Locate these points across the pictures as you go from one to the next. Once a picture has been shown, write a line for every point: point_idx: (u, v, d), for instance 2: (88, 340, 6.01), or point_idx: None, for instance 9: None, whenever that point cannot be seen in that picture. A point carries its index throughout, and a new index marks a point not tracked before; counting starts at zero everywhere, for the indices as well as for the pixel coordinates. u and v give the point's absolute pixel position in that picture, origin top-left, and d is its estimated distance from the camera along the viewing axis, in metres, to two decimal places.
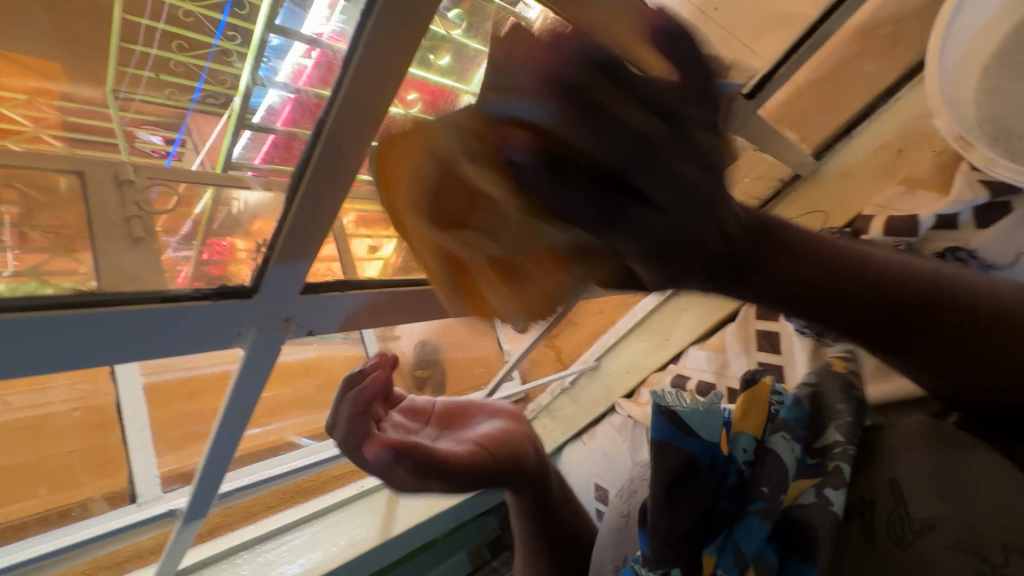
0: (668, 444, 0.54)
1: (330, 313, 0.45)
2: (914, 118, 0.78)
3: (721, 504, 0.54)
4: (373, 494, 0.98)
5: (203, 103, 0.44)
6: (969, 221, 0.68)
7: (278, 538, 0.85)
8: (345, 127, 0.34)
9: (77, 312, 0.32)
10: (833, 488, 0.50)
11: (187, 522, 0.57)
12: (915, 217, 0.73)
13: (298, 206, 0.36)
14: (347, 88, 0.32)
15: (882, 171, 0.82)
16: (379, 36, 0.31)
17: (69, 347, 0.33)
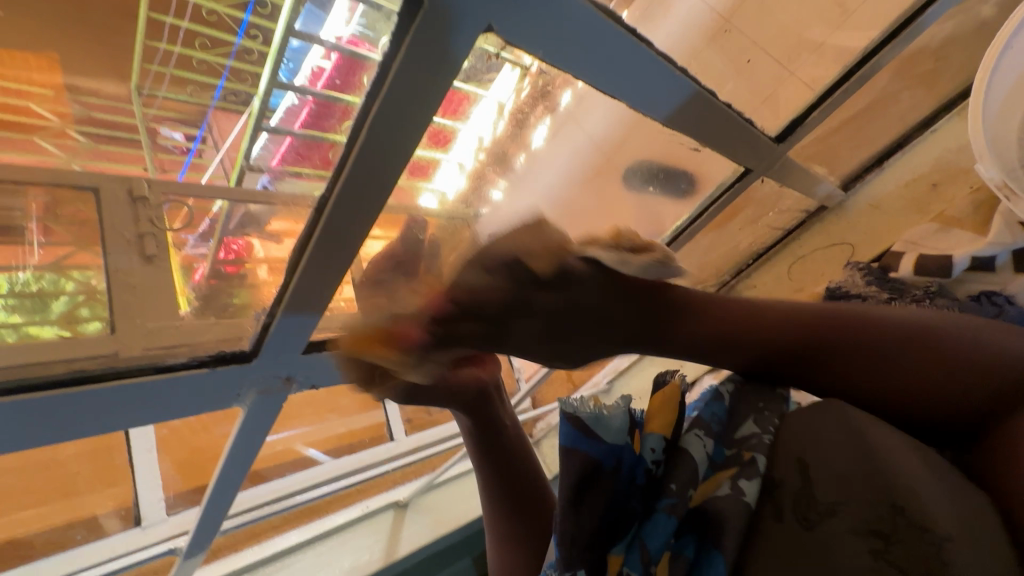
0: (576, 449, 0.39)
1: (333, 366, 0.45)
2: (950, 151, 0.75)
3: (627, 503, 0.39)
4: (377, 515, 0.97)
5: (229, 103, 0.47)
6: (1006, 264, 0.65)
7: (281, 561, 0.84)
8: (351, 201, 0.32)
9: (65, 391, 0.32)
10: (748, 478, 0.37)
11: (187, 556, 0.59)
12: (948, 257, 0.70)
13: (299, 277, 0.35)
14: (352, 164, 0.30)
15: (915, 206, 0.78)
16: (389, 107, 0.29)
17: (62, 421, 0.33)
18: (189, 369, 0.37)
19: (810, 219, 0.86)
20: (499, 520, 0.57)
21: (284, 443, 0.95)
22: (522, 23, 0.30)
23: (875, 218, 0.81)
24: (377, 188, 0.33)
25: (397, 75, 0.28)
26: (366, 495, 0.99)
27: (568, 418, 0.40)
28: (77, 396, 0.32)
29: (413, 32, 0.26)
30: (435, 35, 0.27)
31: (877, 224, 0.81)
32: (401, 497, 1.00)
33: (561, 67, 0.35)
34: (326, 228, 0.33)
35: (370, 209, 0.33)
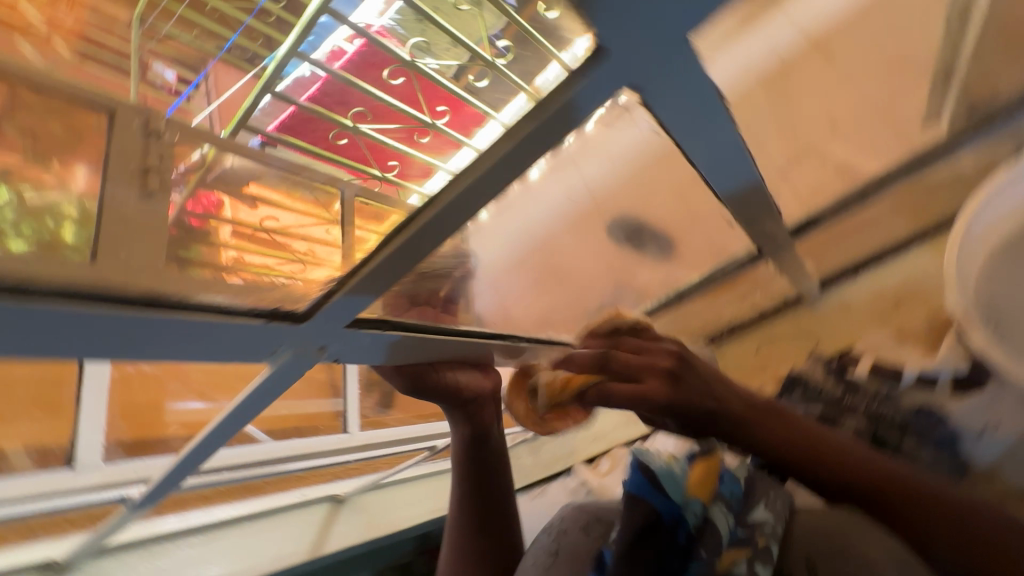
0: (642, 498, 0.48)
1: (367, 346, 0.46)
2: (916, 275, 0.84)
3: (669, 559, 0.46)
4: (313, 505, 0.95)
5: (234, 55, 0.29)
6: (946, 384, 0.73)
7: (206, 533, 0.81)
8: (459, 206, 0.36)
9: (126, 314, 0.30)
10: (763, 562, 0.47)
11: (134, 508, 0.56)
12: (900, 368, 0.78)
13: (380, 262, 0.38)
14: (469, 181, 0.34)
15: (878, 316, 0.86)
16: (527, 136, 0.32)
17: (108, 340, 0.32)
18: (246, 319, 0.37)
19: (785, 306, 0.93)
20: (462, 515, 0.62)
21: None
22: (651, 88, 0.34)
23: (843, 319, 0.89)
24: (473, 201, 0.35)
25: (546, 118, 0.31)
26: (306, 483, 0.96)
27: (642, 470, 0.50)
28: (134, 319, 0.31)
29: (575, 89, 0.30)
30: (589, 88, 0.31)
31: (841, 323, 0.89)
32: (340, 491, 0.98)
33: (665, 114, 0.38)
34: (427, 227, 0.36)
35: (462, 215, 0.36)
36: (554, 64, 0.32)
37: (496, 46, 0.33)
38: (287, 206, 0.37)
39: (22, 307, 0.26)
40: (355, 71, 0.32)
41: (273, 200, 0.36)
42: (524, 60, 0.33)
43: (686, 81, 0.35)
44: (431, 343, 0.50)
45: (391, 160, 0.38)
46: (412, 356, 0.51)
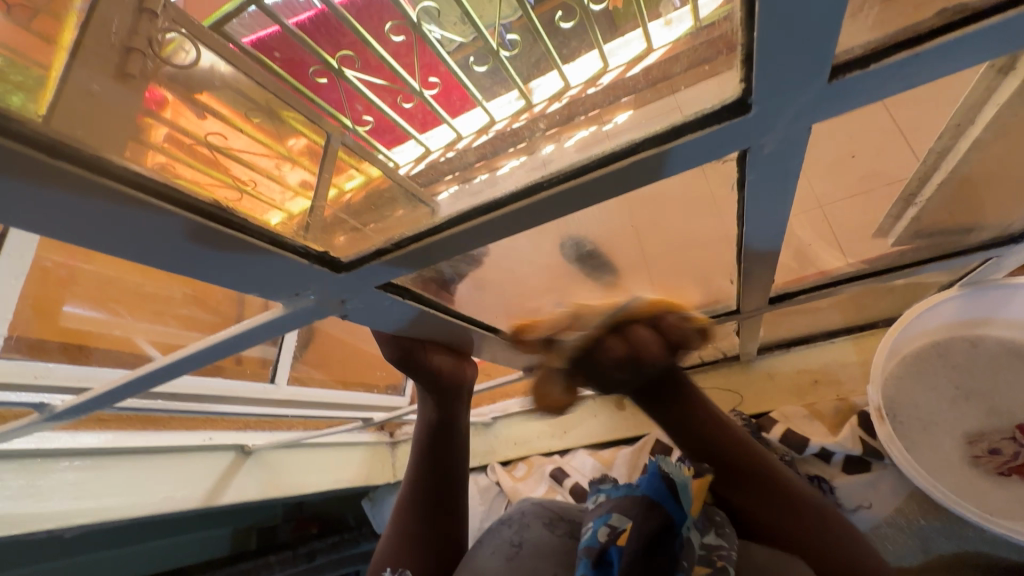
0: (660, 505, 0.52)
1: (379, 311, 0.40)
2: (836, 362, 0.94)
3: (660, 557, 0.48)
4: (214, 451, 0.87)
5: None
6: (838, 462, 0.84)
7: (96, 460, 0.73)
8: (494, 227, 0.31)
9: (199, 223, 0.25)
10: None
11: (56, 417, 0.54)
12: (806, 439, 0.87)
13: (405, 255, 0.32)
14: (521, 207, 0.29)
15: (797, 389, 0.95)
16: (617, 176, 0.27)
17: (150, 243, 0.25)
18: (298, 257, 0.30)
19: (722, 361, 1.01)
20: (411, 488, 0.61)
21: (126, 331, 0.85)
22: (752, 174, 0.30)
23: (767, 384, 0.98)
24: (524, 223, 0.31)
25: (632, 165, 0.26)
26: (212, 427, 0.88)
27: (664, 477, 0.54)
28: (163, 218, 0.24)
29: (683, 141, 0.25)
30: (714, 140, 0.25)
31: (767, 392, 0.98)
32: (249, 443, 0.92)
33: (748, 191, 0.33)
34: (450, 235, 0.31)
35: (500, 237, 0.32)
36: (554, 73, 0.44)
37: (504, 39, 0.43)
38: (236, 129, 0.44)
39: (85, 178, 0.21)
40: (362, 20, 0.44)
41: (221, 115, 0.43)
42: (525, 59, 0.44)
43: (792, 174, 0.31)
44: (443, 324, 0.48)
45: (368, 118, 0.51)
46: (416, 331, 0.49)
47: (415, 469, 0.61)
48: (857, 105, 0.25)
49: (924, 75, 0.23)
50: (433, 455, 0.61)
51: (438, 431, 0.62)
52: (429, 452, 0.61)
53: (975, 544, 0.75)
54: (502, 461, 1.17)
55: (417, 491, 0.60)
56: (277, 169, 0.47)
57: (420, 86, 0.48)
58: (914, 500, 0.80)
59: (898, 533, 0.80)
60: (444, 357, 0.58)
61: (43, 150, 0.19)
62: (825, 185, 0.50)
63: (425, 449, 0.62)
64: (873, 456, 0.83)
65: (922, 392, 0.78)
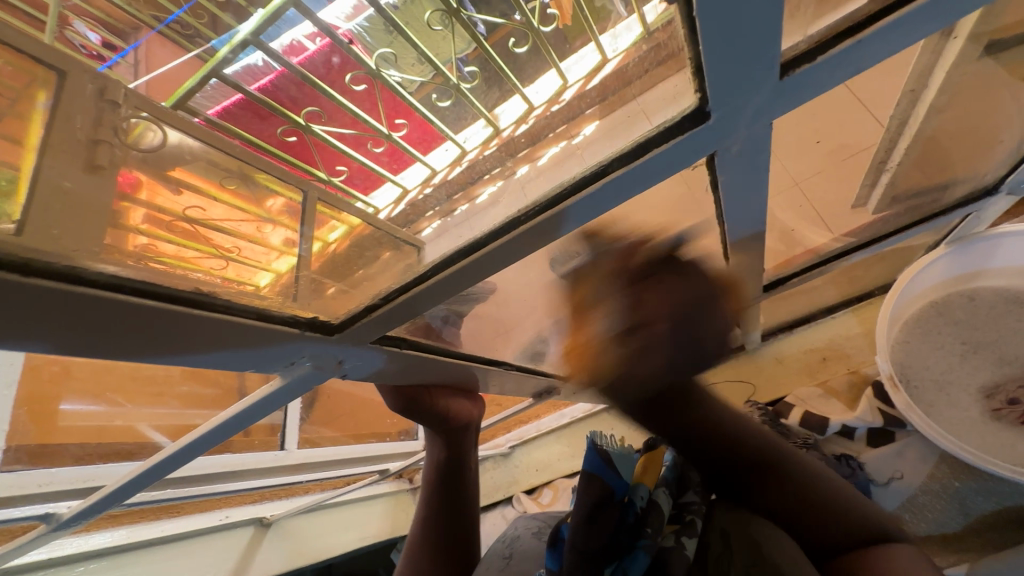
0: (598, 476, 0.47)
1: (373, 365, 0.40)
2: (840, 337, 0.94)
3: (621, 538, 0.46)
4: (235, 529, 0.85)
5: (170, 29, 0.39)
6: (862, 437, 0.84)
7: (114, 559, 0.71)
8: (480, 266, 0.31)
9: (178, 311, 0.25)
10: (688, 537, 0.49)
11: (58, 527, 0.52)
12: (825, 419, 0.86)
13: (393, 308, 0.32)
14: (501, 244, 0.29)
15: (807, 370, 0.95)
16: (591, 200, 0.27)
17: (133, 339, 0.25)
18: (284, 325, 0.30)
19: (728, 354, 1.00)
20: (420, 532, 0.58)
21: (127, 420, 0.82)
22: (723, 175, 0.30)
23: (776, 369, 0.97)
24: (508, 258, 0.31)
25: (606, 186, 0.26)
26: (229, 504, 0.86)
27: (596, 451, 0.48)
28: (143, 313, 0.23)
29: (652, 156, 0.25)
30: (680, 153, 0.25)
31: (777, 377, 0.97)
32: (268, 514, 0.90)
33: (725, 191, 0.33)
34: (438, 282, 0.31)
35: (485, 275, 0.31)
36: (517, 97, 0.43)
37: (462, 72, 0.43)
38: (215, 200, 0.45)
39: (54, 290, 0.20)
40: (319, 76, 0.43)
41: (199, 188, 0.44)
42: (483, 88, 0.43)
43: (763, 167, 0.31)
44: (441, 366, 0.47)
45: (341, 167, 0.51)
46: (414, 378, 0.48)
47: (425, 512, 0.59)
48: (812, 95, 0.25)
49: (872, 58, 0.23)
50: (446, 497, 0.59)
51: (449, 472, 0.60)
52: (442, 494, 0.59)
53: (1013, 498, 0.75)
54: (527, 489, 1.15)
55: (428, 537, 0.57)
56: (259, 232, 0.48)
57: (388, 130, 0.48)
58: (944, 463, 0.79)
59: (935, 499, 0.78)
60: (456, 401, 0.58)
61: (11, 271, 0.19)
62: (795, 171, 0.50)
63: (435, 490, 0.59)
64: (894, 425, 0.82)
65: (932, 354, 0.78)
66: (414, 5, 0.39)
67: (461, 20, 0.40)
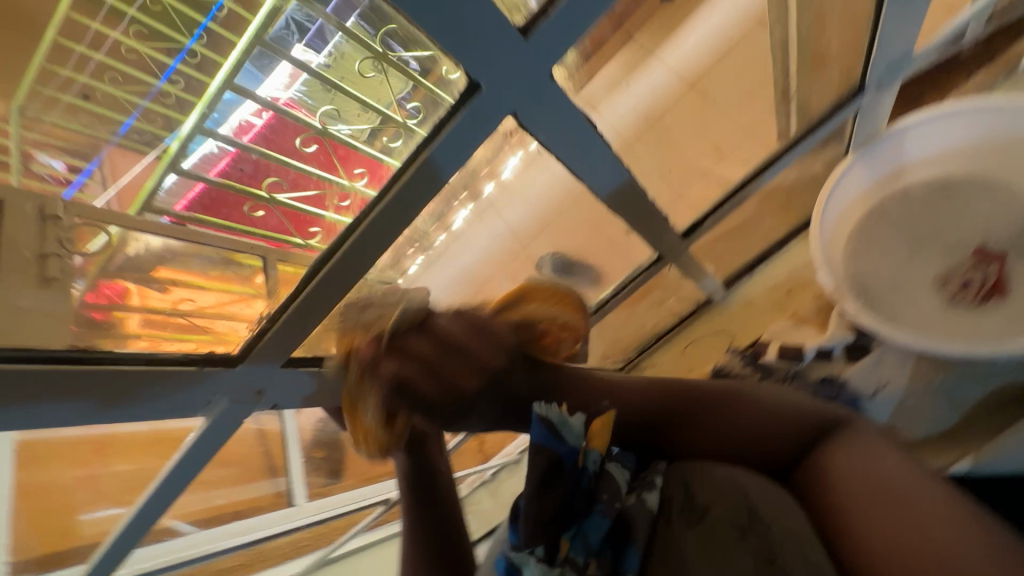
0: (548, 447, 0.42)
1: (295, 388, 0.52)
2: (799, 266, 0.96)
3: (577, 502, 0.43)
4: None
5: (129, 139, 0.44)
6: (840, 355, 0.84)
7: None
8: (362, 245, 0.47)
9: (61, 366, 0.37)
10: (649, 491, 0.48)
11: None
12: (800, 347, 0.87)
13: (319, 279, 0.47)
14: (374, 217, 0.46)
15: (776, 305, 0.96)
16: (415, 178, 0.45)
17: (71, 394, 0.38)
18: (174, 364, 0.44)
19: (698, 309, 1.02)
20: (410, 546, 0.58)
21: None
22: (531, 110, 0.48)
23: (747, 312, 0.98)
24: (379, 239, 0.47)
25: (444, 139, 0.44)
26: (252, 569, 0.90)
27: (540, 420, 0.42)
28: (62, 373, 0.37)
29: (449, 129, 0.44)
30: (451, 155, 0.45)
31: (750, 319, 0.98)
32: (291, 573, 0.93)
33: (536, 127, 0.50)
34: (355, 244, 0.46)
35: (375, 248, 0.48)
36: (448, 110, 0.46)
37: (407, 109, 0.47)
38: (202, 290, 0.52)
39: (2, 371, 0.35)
40: (277, 146, 0.49)
41: (185, 282, 0.52)
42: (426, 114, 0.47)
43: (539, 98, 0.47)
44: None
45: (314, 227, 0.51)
46: (346, 394, 0.56)
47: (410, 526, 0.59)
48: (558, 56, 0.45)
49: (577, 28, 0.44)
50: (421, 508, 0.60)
51: (417, 478, 0.62)
52: (419, 506, 0.60)
53: (998, 381, 0.74)
54: None
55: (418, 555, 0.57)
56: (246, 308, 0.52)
57: (348, 180, 0.51)
58: (922, 361, 0.79)
59: (923, 399, 0.78)
60: None
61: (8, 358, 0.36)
62: None
63: (412, 499, 0.61)
64: (866, 336, 0.84)
65: (879, 258, 0.80)
66: (343, 58, 0.45)
67: (392, 63, 0.45)
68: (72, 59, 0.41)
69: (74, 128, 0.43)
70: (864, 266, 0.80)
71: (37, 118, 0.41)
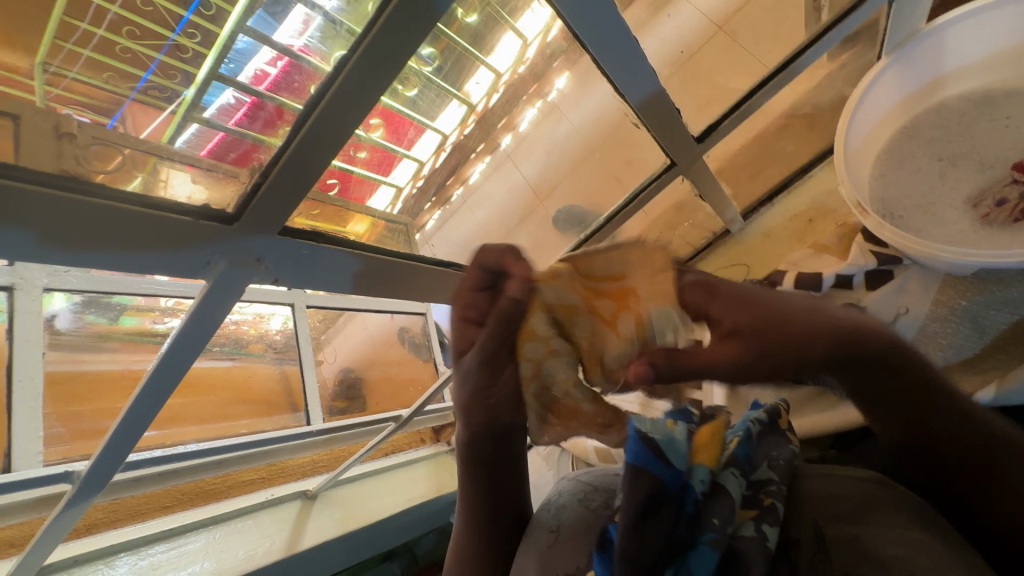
0: (644, 470, 0.45)
1: (310, 270, 0.43)
2: (822, 195, 0.93)
3: (680, 531, 0.45)
4: (282, 504, 0.91)
5: (147, 94, 0.36)
6: (861, 282, 0.82)
7: (171, 541, 0.77)
8: (342, 100, 0.35)
9: (51, 192, 0.28)
10: (770, 523, 0.46)
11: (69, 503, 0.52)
12: (820, 275, 0.86)
13: (293, 147, 0.35)
14: (355, 62, 0.34)
15: (796, 236, 0.95)
16: (398, 14, 0.33)
17: (61, 230, 0.29)
18: (175, 213, 0.33)
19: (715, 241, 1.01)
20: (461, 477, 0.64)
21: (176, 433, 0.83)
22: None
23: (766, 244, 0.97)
24: (376, 81, 0.35)
25: None
26: (273, 483, 0.92)
27: (642, 440, 0.46)
28: (59, 200, 0.29)
29: None
30: None
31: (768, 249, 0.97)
32: (311, 486, 0.95)
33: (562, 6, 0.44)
34: (333, 101, 0.34)
35: (362, 105, 0.36)
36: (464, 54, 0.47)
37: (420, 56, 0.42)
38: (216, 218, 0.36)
39: None
40: (290, 97, 0.38)
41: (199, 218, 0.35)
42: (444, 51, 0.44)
43: None
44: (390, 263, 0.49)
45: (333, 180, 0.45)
46: (372, 288, 0.50)
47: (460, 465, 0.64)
48: None
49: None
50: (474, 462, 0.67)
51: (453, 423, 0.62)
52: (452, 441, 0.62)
53: None
54: None
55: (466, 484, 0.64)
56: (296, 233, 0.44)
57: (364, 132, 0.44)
58: (948, 285, 0.77)
59: (946, 324, 0.76)
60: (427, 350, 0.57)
61: None
62: None
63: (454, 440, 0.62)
64: (889, 263, 0.81)
65: (908, 179, 0.76)
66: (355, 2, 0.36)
67: None
68: (76, 36, 0.34)
69: (99, 84, 0.35)
70: (891, 187, 0.77)
71: (61, 71, 0.34)
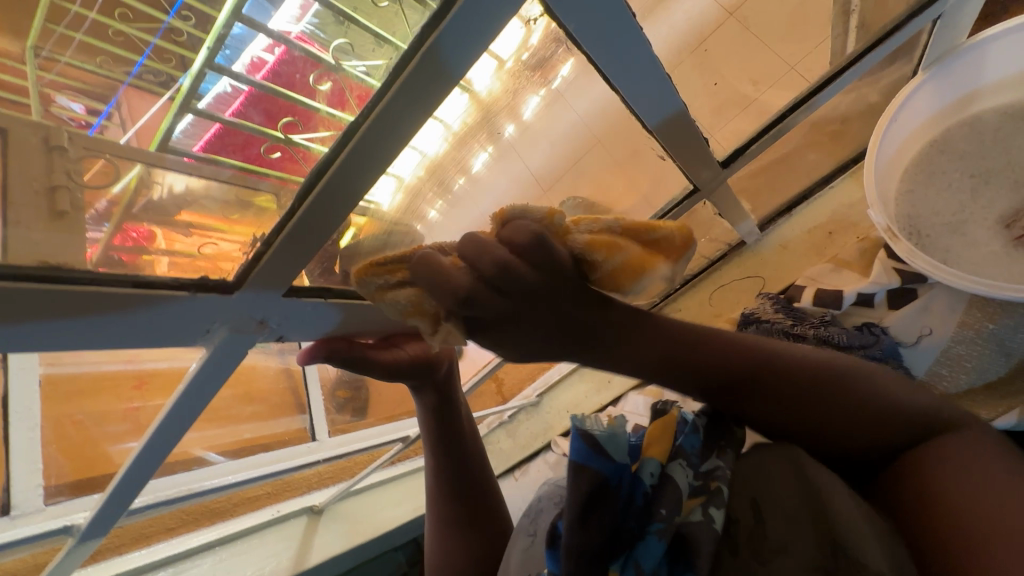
0: (586, 467, 0.42)
1: (308, 323, 0.44)
2: (843, 207, 0.90)
3: (627, 523, 0.43)
4: (287, 521, 0.90)
5: (143, 79, 0.33)
6: (882, 301, 0.80)
7: (174, 565, 0.77)
8: (358, 154, 0.34)
9: (41, 286, 0.28)
10: (716, 506, 0.45)
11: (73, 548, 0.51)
12: (840, 292, 0.83)
13: (308, 204, 0.35)
14: (370, 123, 0.33)
15: (814, 249, 0.92)
16: (411, 81, 0.32)
17: (54, 316, 0.29)
18: (169, 290, 0.33)
19: (729, 252, 0.99)
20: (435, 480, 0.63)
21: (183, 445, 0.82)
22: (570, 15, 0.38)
23: (783, 256, 0.94)
24: (394, 138, 0.35)
25: (449, 28, 0.31)
26: (278, 499, 0.92)
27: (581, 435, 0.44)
28: (52, 292, 0.28)
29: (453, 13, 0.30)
30: (463, 40, 0.32)
31: (784, 261, 0.94)
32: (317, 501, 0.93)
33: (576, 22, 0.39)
34: (347, 159, 0.34)
35: (378, 163, 0.36)
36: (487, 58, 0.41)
37: None
38: (222, 231, 0.38)
39: None
40: (291, 87, 0.37)
41: (212, 226, 0.38)
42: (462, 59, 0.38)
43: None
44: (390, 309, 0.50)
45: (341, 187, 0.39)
46: (377, 326, 0.53)
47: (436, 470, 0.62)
48: None
49: None
50: (445, 451, 0.62)
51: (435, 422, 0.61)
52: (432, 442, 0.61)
53: None
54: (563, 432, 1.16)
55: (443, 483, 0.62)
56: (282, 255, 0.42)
57: None
58: (975, 307, 0.74)
59: (971, 347, 0.74)
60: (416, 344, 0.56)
61: None
62: None
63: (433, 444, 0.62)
64: (913, 281, 0.79)
65: (937, 196, 0.73)
66: None
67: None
68: (67, 18, 0.31)
69: (92, 68, 0.32)
70: (921, 204, 0.73)
71: (54, 57, 0.31)
